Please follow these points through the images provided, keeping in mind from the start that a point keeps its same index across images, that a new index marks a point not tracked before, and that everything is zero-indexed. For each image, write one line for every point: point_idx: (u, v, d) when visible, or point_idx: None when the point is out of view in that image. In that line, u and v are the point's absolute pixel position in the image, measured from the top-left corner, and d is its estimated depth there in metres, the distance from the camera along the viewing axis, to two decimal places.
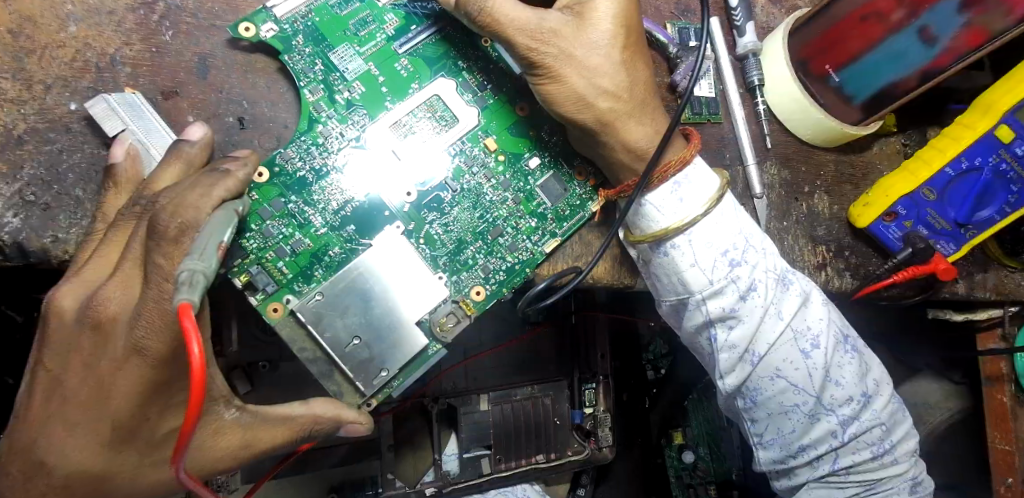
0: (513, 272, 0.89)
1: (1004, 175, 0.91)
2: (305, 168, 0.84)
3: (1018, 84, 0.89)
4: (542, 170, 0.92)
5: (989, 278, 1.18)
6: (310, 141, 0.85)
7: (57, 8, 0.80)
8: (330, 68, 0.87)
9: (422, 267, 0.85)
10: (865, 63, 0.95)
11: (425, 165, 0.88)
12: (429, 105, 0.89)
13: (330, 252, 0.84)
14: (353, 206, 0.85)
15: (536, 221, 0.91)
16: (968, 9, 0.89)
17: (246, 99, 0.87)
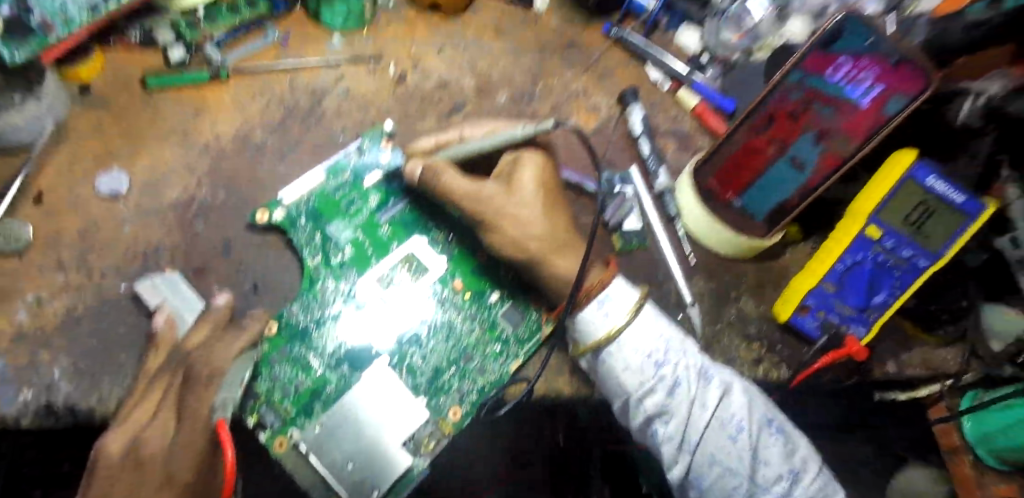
0: (484, 392, 0.97)
1: (884, 265, 1.09)
2: (307, 320, 0.96)
3: (875, 191, 1.08)
4: (502, 302, 1.03)
5: (914, 355, 1.29)
6: (311, 298, 0.97)
7: (116, 212, 1.01)
8: (322, 237, 1.01)
9: (404, 392, 0.92)
10: (754, 188, 1.17)
11: (406, 307, 0.99)
12: (409, 259, 1.02)
13: (327, 388, 0.93)
14: (346, 349, 0.95)
15: (500, 346, 1.00)
16: (821, 140, 1.10)
17: (259, 269, 1.02)
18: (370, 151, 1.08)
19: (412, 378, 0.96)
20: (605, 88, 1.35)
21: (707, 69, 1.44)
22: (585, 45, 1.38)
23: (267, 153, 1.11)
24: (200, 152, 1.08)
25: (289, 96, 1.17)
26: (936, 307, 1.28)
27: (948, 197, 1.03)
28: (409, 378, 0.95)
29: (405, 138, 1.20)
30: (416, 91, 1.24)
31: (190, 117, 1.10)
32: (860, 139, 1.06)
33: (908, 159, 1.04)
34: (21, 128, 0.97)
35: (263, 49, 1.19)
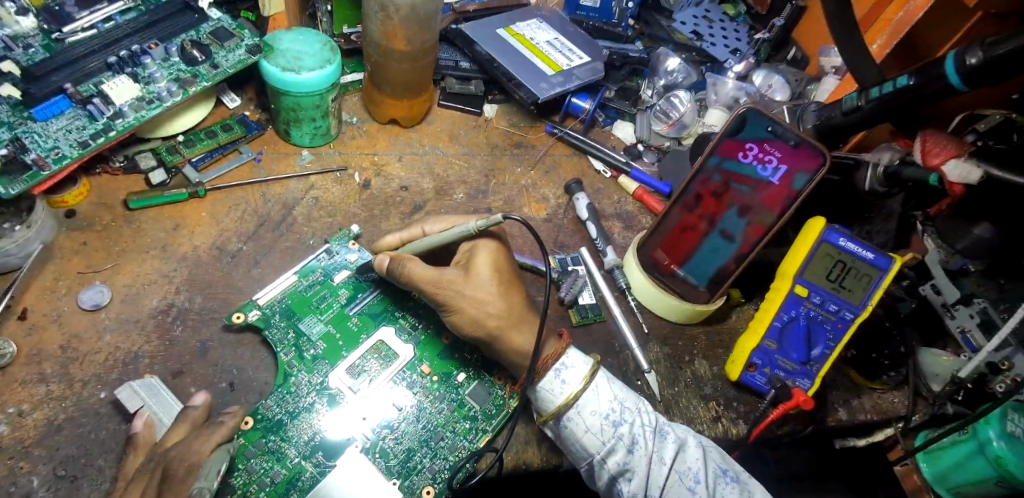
0: (455, 469, 1.01)
1: (816, 319, 1.19)
2: (282, 412, 1.00)
3: (797, 255, 1.21)
4: (469, 381, 1.09)
5: (865, 402, 1.35)
6: (285, 391, 1.02)
7: (98, 323, 1.07)
8: (296, 332, 1.08)
9: (376, 476, 0.97)
10: (693, 260, 1.29)
11: (377, 393, 1.04)
12: (378, 348, 1.08)
13: (303, 477, 0.96)
14: (320, 438, 0.99)
15: (469, 423, 1.05)
16: (745, 214, 1.24)
17: (235, 367, 1.07)
18: (339, 252, 1.19)
19: (386, 461, 0.99)
20: (552, 180, 1.50)
21: (643, 157, 1.60)
22: (531, 145, 1.55)
23: (241, 259, 1.19)
24: (178, 262, 1.16)
25: (262, 206, 1.28)
26: (875, 353, 1.36)
27: (859, 254, 1.18)
28: (382, 461, 0.99)
29: (371, 236, 1.30)
30: (380, 194, 1.36)
31: (169, 232, 1.19)
32: (778, 209, 1.20)
33: (819, 225, 1.19)
34: (11, 251, 1.05)
35: (238, 168, 1.31)
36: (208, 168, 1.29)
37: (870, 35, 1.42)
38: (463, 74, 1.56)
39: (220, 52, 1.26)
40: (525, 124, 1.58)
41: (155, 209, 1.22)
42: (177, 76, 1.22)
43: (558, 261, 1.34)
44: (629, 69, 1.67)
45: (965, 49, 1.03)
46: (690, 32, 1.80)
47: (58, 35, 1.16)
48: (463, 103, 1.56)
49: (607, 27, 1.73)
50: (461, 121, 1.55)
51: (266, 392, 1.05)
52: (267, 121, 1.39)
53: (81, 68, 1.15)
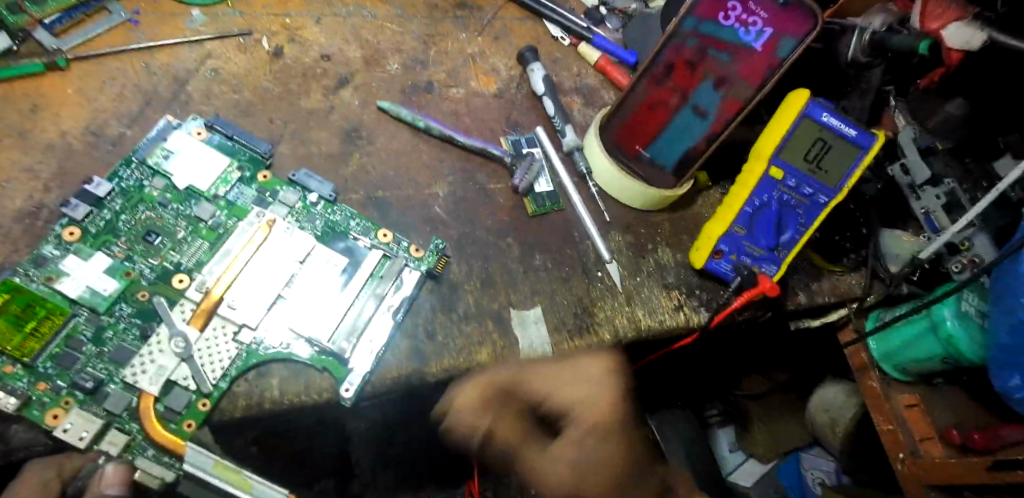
0: (328, 230, 0.98)
1: (788, 203, 1.10)
2: (140, 240, 0.89)
3: (773, 133, 1.09)
4: (333, 208, 1.00)
5: (824, 284, 1.32)
6: (148, 218, 0.91)
7: None
8: (303, 206, 0.99)
9: (271, 277, 0.91)
10: (662, 140, 1.17)
11: (253, 218, 0.94)
12: (354, 268, 0.96)
13: (201, 246, 0.92)
14: (196, 260, 0.90)
15: (357, 227, 1.00)
16: (721, 86, 1.10)
17: (157, 263, 0.89)
18: (394, 243, 1.00)
19: (269, 381, 0.87)
20: (502, 49, 1.29)
21: (606, 22, 1.40)
22: (477, 6, 1.32)
23: (122, 147, 0.97)
24: (42, 152, 0.94)
25: (146, 80, 1.03)
26: (838, 237, 1.35)
27: (841, 131, 1.07)
28: (286, 278, 0.91)
29: (290, 117, 1.08)
30: (296, 64, 1.13)
31: (25, 114, 0.96)
32: (757, 82, 1.07)
33: (803, 97, 1.06)
34: None
35: (108, 32, 1.05)
36: (69, 31, 1.04)
37: None
38: None
39: None
40: None
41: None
42: None
43: (511, 143, 1.18)
44: None
45: None
46: None
47: None
48: None
49: None
50: None
51: (111, 225, 0.89)
52: None
53: None
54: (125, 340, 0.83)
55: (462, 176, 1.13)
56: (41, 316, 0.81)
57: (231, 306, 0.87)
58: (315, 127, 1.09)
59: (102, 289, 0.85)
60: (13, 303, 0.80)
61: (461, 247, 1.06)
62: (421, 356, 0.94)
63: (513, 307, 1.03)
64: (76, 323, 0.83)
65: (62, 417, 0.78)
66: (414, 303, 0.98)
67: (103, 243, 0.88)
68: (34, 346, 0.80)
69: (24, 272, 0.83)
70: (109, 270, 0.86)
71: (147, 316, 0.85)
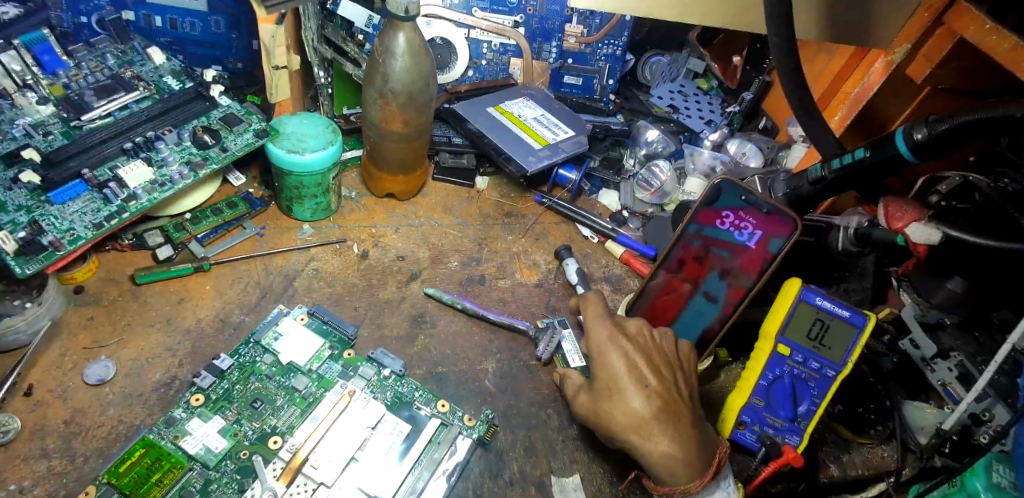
0: (397, 399, 1.16)
1: (800, 377, 1.23)
2: (246, 406, 1.09)
3: (777, 315, 1.26)
4: (401, 380, 1.19)
5: (855, 457, 1.40)
6: (254, 388, 1.12)
7: (102, 398, 1.09)
8: (379, 378, 1.18)
9: (348, 438, 1.07)
10: (678, 321, 1.35)
11: (337, 389, 1.14)
12: (416, 434, 1.11)
13: (293, 411, 1.10)
14: (287, 424, 1.08)
15: (419, 396, 1.17)
16: (726, 277, 1.31)
17: (257, 426, 1.07)
18: (450, 412, 1.16)
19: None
20: (542, 247, 1.57)
21: (628, 222, 1.70)
22: (521, 214, 1.64)
23: (243, 331, 1.23)
24: (182, 335, 1.20)
25: (264, 279, 1.33)
26: (861, 408, 1.40)
27: (836, 312, 1.24)
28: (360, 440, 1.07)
29: (369, 306, 1.34)
30: (377, 264, 1.42)
31: (174, 305, 1.24)
32: (756, 273, 1.27)
33: (796, 285, 1.25)
34: (21, 327, 1.10)
35: (241, 242, 1.38)
36: (214, 242, 1.36)
37: (832, 106, 1.55)
38: (455, 149, 1.67)
39: (231, 137, 1.36)
40: (515, 194, 1.68)
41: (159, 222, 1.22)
42: (189, 159, 1.31)
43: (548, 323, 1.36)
44: (612, 140, 1.81)
45: (912, 126, 1.15)
46: (667, 105, 1.94)
47: (77, 122, 1.27)
48: (456, 176, 1.67)
49: (590, 102, 1.87)
50: (454, 193, 1.65)
51: (226, 395, 1.10)
52: (271, 197, 1.47)
53: (96, 154, 1.23)
54: (225, 493, 0.99)
55: (508, 352, 1.32)
56: (166, 468, 0.99)
57: (315, 463, 1.03)
58: (390, 313, 1.33)
59: (214, 446, 1.03)
60: (145, 457, 0.99)
61: (508, 417, 1.21)
62: None
63: (555, 474, 1.14)
64: (190, 476, 1.00)
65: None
66: (465, 468, 1.11)
67: (219, 408, 1.08)
68: (156, 494, 0.96)
69: (159, 430, 1.03)
70: (222, 431, 1.05)
71: (245, 472, 1.02)
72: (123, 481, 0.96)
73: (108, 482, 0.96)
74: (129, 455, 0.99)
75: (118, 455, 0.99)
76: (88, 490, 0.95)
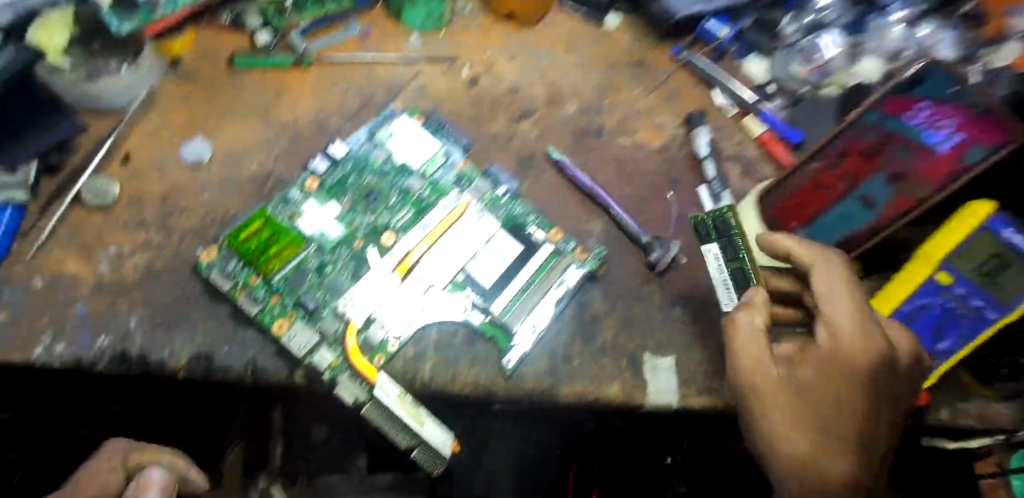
0: (510, 219, 1.09)
1: (952, 311, 1.06)
2: (362, 200, 1.05)
3: (948, 236, 1.06)
4: (514, 201, 1.11)
5: (971, 406, 1.23)
6: (367, 183, 1.06)
7: (197, 181, 1.04)
8: (492, 196, 1.10)
9: (456, 255, 1.02)
10: (821, 222, 1.17)
11: (450, 198, 1.07)
12: (529, 256, 1.06)
13: (406, 211, 1.05)
14: (401, 222, 1.04)
15: (532, 220, 1.10)
16: (896, 182, 1.10)
17: (370, 222, 1.03)
18: (562, 242, 1.10)
19: (429, 347, 0.97)
20: (671, 110, 1.36)
21: (773, 99, 1.40)
22: (654, 66, 1.41)
23: (340, 137, 1.13)
24: (278, 131, 1.11)
25: (367, 86, 1.20)
26: (994, 359, 1.26)
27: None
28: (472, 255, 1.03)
29: (475, 138, 1.21)
30: (488, 93, 1.26)
31: (272, 98, 1.14)
32: (938, 184, 1.05)
33: (984, 209, 1.03)
34: (120, 91, 1.05)
35: (344, 42, 1.24)
36: (315, 36, 1.22)
37: None
38: None
39: None
40: (650, 41, 1.43)
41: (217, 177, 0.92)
42: None
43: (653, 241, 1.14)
44: None
45: None
46: None
47: None
48: (586, 8, 1.42)
49: None
50: (581, 27, 1.41)
51: (338, 186, 1.05)
52: None
53: None
54: (340, 277, 0.98)
55: (616, 218, 1.19)
56: (282, 242, 0.97)
57: (424, 269, 1.00)
58: (496, 150, 1.20)
59: (330, 232, 1.01)
60: (263, 228, 0.97)
61: (608, 284, 1.10)
62: (556, 369, 1.00)
63: (649, 352, 1.06)
64: (306, 255, 0.98)
65: (285, 328, 0.92)
66: (556, 325, 1.04)
67: (334, 195, 1.04)
68: (275, 266, 0.95)
69: (276, 206, 1.01)
70: (339, 217, 1.02)
71: (359, 262, 1.00)
72: (242, 248, 0.95)
73: (228, 244, 0.96)
74: (248, 224, 0.97)
75: (237, 223, 0.98)
76: (211, 250, 0.95)
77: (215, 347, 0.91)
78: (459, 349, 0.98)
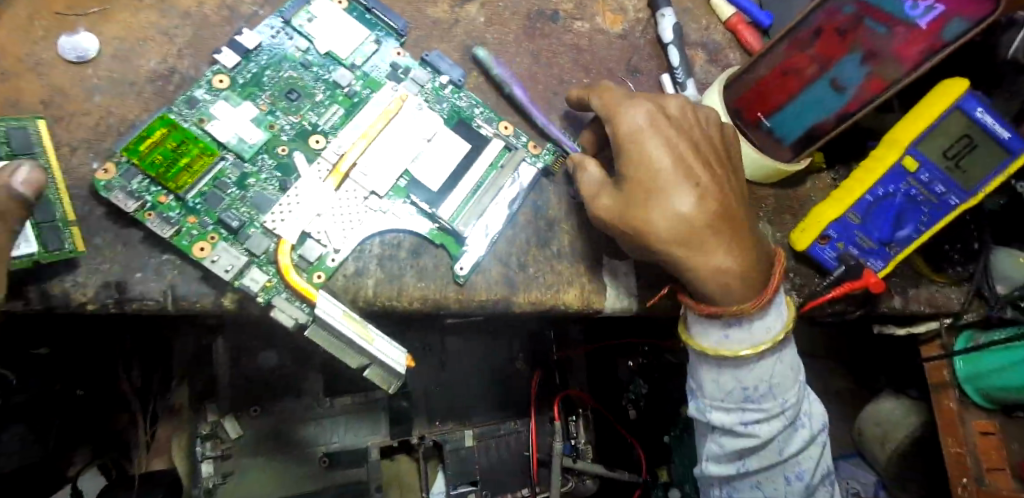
0: (454, 113, 0.97)
1: (914, 198, 1.03)
2: (283, 98, 0.91)
3: (917, 118, 1.00)
4: (459, 94, 0.99)
5: (921, 292, 1.26)
6: (287, 79, 0.92)
7: (84, 81, 0.89)
8: (434, 89, 0.97)
9: (396, 158, 0.91)
10: (785, 111, 1.11)
11: (385, 94, 0.94)
12: (477, 155, 0.96)
13: (335, 109, 0.92)
14: (331, 123, 0.91)
15: (480, 111, 0.99)
16: (869, 61, 1.02)
17: (293, 124, 0.90)
18: (513, 136, 0.99)
19: (372, 260, 0.91)
20: None
21: None
22: None
23: (254, 24, 0.96)
24: (179, 19, 0.94)
25: None
26: (948, 245, 1.26)
27: (992, 131, 0.98)
28: (413, 158, 0.92)
29: (414, 23, 1.05)
30: None
31: None
32: (911, 62, 0.98)
33: (959, 87, 0.97)
34: None
35: None
36: None
37: None
38: None
39: None
40: None
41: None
42: None
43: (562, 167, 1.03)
44: None
45: None
46: None
47: None
48: None
49: None
50: None
51: (251, 83, 0.90)
52: None
53: None
54: (265, 189, 0.87)
55: (574, 115, 1.10)
56: (193, 153, 0.85)
57: (362, 176, 0.89)
58: (439, 39, 1.06)
59: (248, 138, 0.88)
60: (168, 138, 0.84)
61: (567, 185, 1.03)
62: (511, 276, 0.96)
63: (608, 255, 1.02)
64: (224, 166, 0.87)
65: (208, 250, 0.83)
66: (510, 231, 0.98)
67: (249, 94, 0.90)
68: (187, 181, 0.84)
69: (180, 110, 0.87)
70: (255, 120, 0.89)
71: (286, 170, 0.88)
72: (145, 162, 0.83)
73: (127, 159, 0.83)
74: (149, 134, 0.84)
75: (134, 132, 0.84)
76: (107, 168, 0.82)
77: (128, 275, 0.82)
78: (406, 263, 0.92)
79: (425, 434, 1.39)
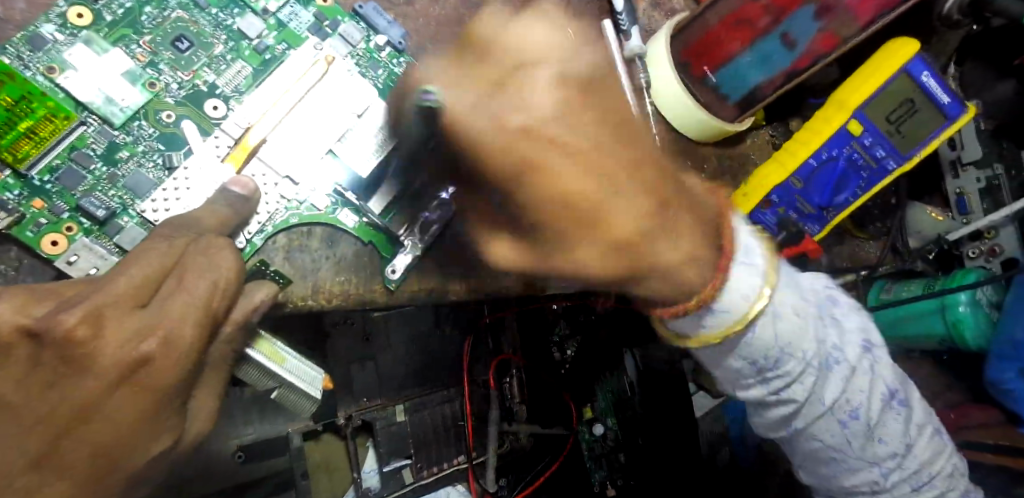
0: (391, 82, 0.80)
1: (855, 163, 1.01)
2: (169, 47, 0.72)
3: (864, 81, 0.97)
4: (396, 58, 0.81)
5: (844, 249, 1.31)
6: (175, 26, 0.72)
7: None
8: (371, 52, 0.80)
9: (319, 137, 0.74)
10: (735, 64, 1.01)
11: (309, 57, 0.75)
12: None
13: (239, 65, 0.74)
14: (234, 86, 0.74)
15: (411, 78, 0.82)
16: (822, 16, 0.97)
17: (179, 82, 0.72)
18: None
19: (278, 251, 0.76)
20: None
21: None
22: None
23: None
24: None
25: None
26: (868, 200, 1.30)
27: (935, 94, 0.97)
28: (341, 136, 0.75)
29: None
30: None
31: None
32: (866, 19, 0.96)
33: (912, 47, 0.95)
34: None
35: None
36: None
37: None
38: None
39: None
40: None
41: (29, 338, 0.50)
42: None
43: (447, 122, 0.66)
44: None
45: None
46: None
47: None
48: None
49: None
50: None
51: (125, 25, 0.70)
52: None
53: None
54: (142, 166, 0.70)
55: None
56: (39, 116, 0.65)
57: (278, 156, 0.73)
58: None
59: (115, 101, 0.69)
60: (0, 92, 0.63)
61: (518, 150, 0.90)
62: (447, 271, 0.82)
63: None
64: (84, 133, 0.68)
65: (63, 246, 0.67)
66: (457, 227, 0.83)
67: (123, 39, 0.70)
68: (30, 151, 0.66)
69: (18, 52, 0.66)
70: (127, 74, 0.70)
71: (171, 142, 0.71)
72: None
73: None
74: None
75: None
76: None
77: None
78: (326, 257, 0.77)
79: (353, 413, 1.28)
